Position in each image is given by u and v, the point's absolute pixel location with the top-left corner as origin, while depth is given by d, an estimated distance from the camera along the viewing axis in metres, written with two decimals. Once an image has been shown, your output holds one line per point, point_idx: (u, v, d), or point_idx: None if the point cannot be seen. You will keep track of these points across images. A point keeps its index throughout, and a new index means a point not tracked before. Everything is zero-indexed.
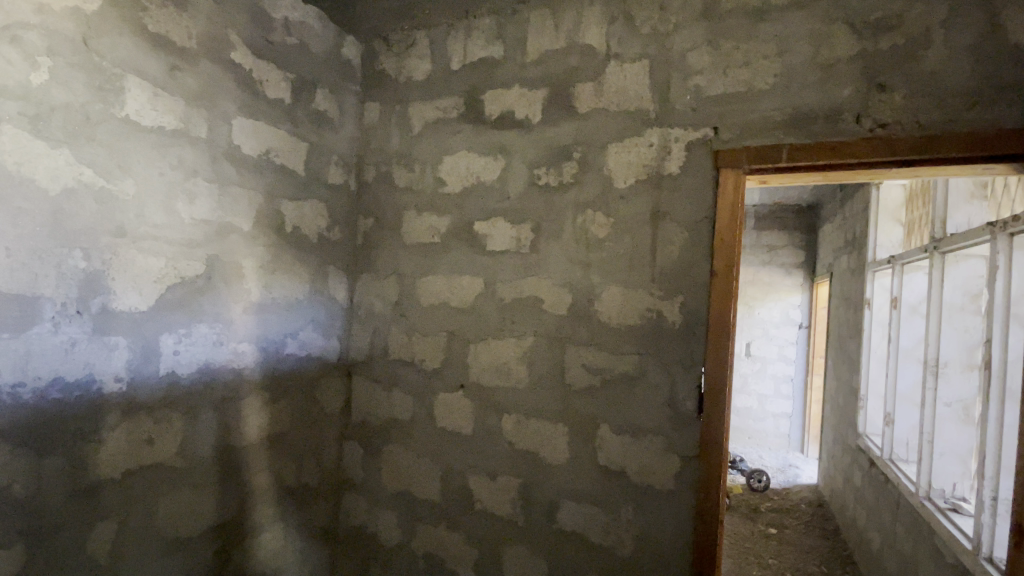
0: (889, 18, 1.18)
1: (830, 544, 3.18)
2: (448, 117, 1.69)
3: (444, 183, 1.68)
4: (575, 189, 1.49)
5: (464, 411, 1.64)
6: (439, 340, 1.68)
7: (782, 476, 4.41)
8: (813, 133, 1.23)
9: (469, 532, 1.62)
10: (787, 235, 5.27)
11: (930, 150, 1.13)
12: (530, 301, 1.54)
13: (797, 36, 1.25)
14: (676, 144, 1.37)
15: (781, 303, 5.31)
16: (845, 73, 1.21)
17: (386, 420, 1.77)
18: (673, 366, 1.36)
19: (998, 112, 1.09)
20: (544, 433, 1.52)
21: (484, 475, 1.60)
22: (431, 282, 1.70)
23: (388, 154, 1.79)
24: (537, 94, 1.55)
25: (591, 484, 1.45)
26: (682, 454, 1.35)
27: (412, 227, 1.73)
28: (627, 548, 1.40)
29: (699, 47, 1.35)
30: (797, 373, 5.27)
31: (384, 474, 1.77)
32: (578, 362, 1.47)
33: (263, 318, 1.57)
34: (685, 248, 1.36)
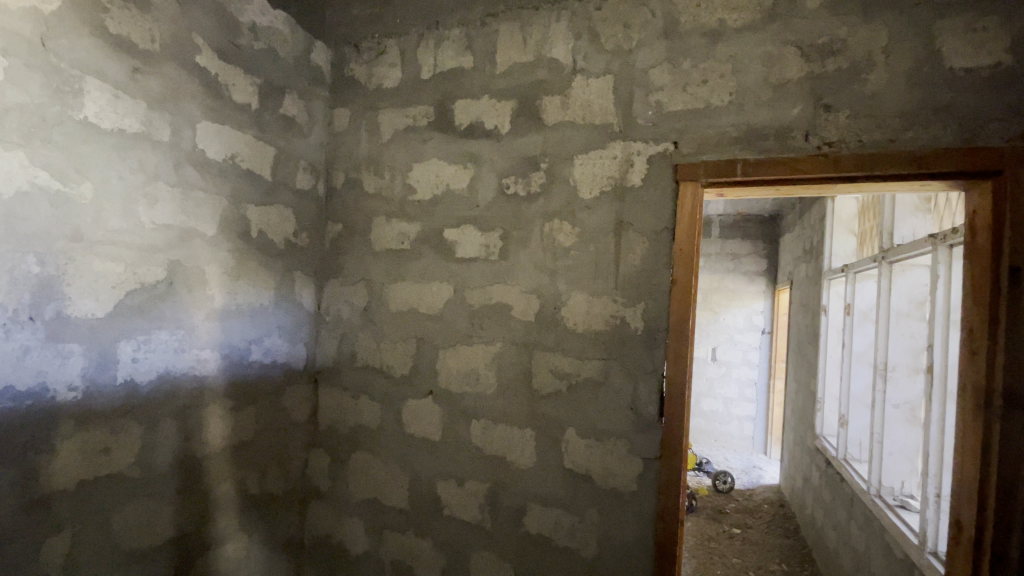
0: (834, 43, 1.25)
1: (790, 542, 3.29)
2: (418, 125, 1.70)
3: (413, 190, 1.70)
4: (542, 198, 1.52)
5: (432, 417, 1.64)
6: (408, 346, 1.68)
7: (746, 478, 4.54)
8: (765, 149, 1.29)
9: (436, 538, 1.62)
10: (750, 244, 5.46)
11: (871, 167, 1.20)
12: (499, 307, 1.57)
13: (751, 57, 1.32)
14: (637, 157, 1.42)
15: (745, 309, 5.48)
16: (794, 93, 1.28)
17: (354, 427, 1.76)
18: (636, 371, 1.40)
19: (933, 133, 1.16)
20: (511, 438, 1.54)
21: (453, 481, 1.61)
22: (400, 288, 1.70)
23: (357, 160, 1.79)
24: (505, 105, 1.58)
25: (557, 488, 1.48)
26: (645, 457, 1.38)
27: (382, 233, 1.74)
28: (593, 550, 1.43)
29: (660, 64, 1.41)
30: (759, 376, 5.42)
31: (350, 482, 1.76)
32: (545, 368, 1.50)
33: (226, 325, 1.54)
34: (647, 257, 1.40)
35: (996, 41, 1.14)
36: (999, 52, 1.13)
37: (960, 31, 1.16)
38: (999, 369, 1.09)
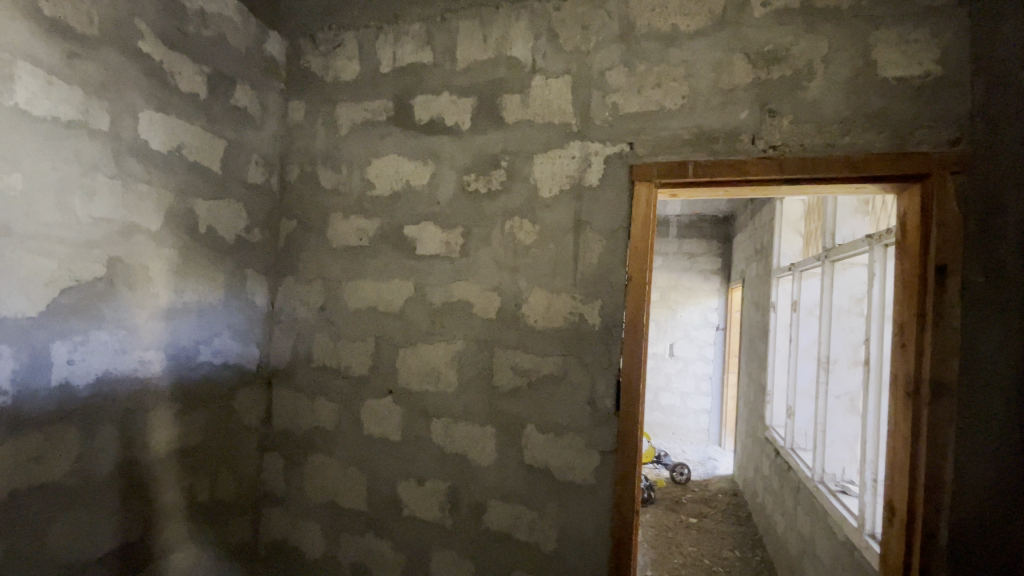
0: (779, 51, 1.31)
1: (743, 529, 3.43)
2: (376, 119, 1.68)
3: (372, 186, 1.67)
4: (503, 196, 1.53)
5: (391, 416, 1.62)
6: (367, 345, 1.65)
7: (702, 469, 4.70)
8: (715, 151, 1.34)
9: (396, 539, 1.60)
10: (706, 243, 5.65)
11: (811, 170, 1.26)
12: (460, 305, 1.56)
13: (702, 62, 1.37)
14: (595, 157, 1.44)
15: (701, 307, 5.67)
16: (742, 98, 1.33)
17: (310, 428, 1.72)
18: (593, 366, 1.43)
19: (868, 138, 1.24)
20: (472, 436, 1.54)
21: (413, 481, 1.59)
22: (359, 286, 1.67)
23: (313, 154, 1.75)
24: (466, 102, 1.58)
25: (517, 483, 1.49)
26: (602, 450, 1.41)
27: (338, 230, 1.70)
28: (553, 544, 1.45)
29: (617, 66, 1.44)
30: (714, 371, 5.62)
31: (307, 484, 1.71)
32: (505, 365, 1.51)
33: (172, 324, 1.47)
34: (604, 254, 1.43)
35: (926, 52, 1.21)
36: (928, 63, 1.21)
37: (894, 42, 1.23)
38: (926, 361, 1.17)
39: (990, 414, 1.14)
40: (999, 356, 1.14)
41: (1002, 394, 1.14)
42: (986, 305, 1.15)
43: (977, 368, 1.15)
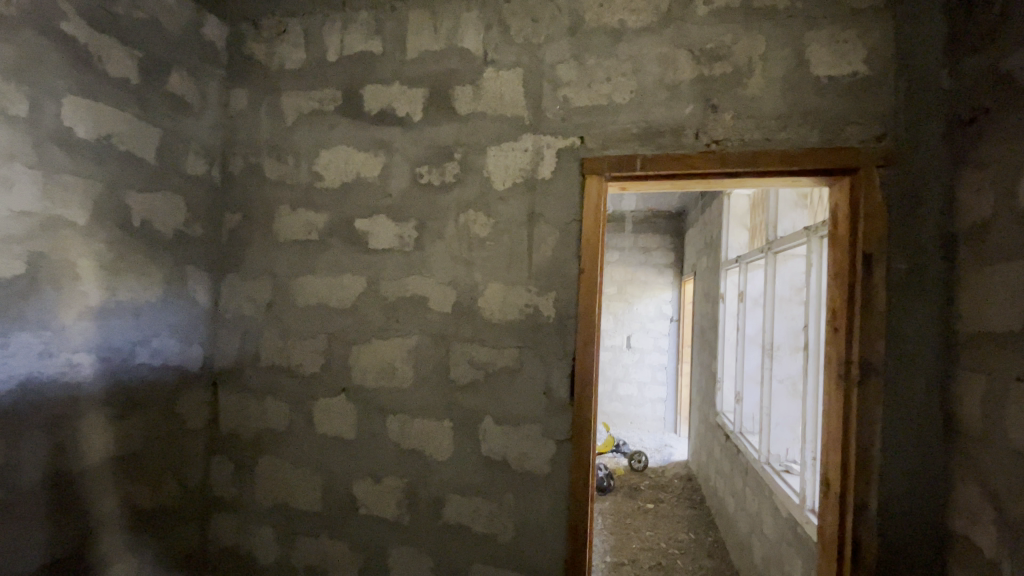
0: (721, 49, 1.36)
1: (697, 512, 3.57)
2: (325, 109, 1.63)
3: (321, 178, 1.62)
4: (457, 188, 1.52)
5: (346, 414, 1.58)
6: (318, 341, 1.61)
7: (658, 456, 4.85)
8: (661, 146, 1.38)
9: (353, 539, 1.57)
10: (660, 238, 5.81)
11: (751, 163, 1.32)
12: (415, 299, 1.54)
13: (649, 58, 1.40)
14: (547, 150, 1.46)
15: (655, 299, 5.83)
16: (687, 94, 1.37)
17: (259, 430, 1.66)
18: (549, 357, 1.45)
19: (803, 134, 1.30)
20: (429, 431, 1.53)
21: (369, 479, 1.56)
22: (309, 281, 1.62)
23: (257, 145, 1.68)
24: (417, 93, 1.55)
25: (475, 476, 1.49)
26: (559, 439, 1.43)
27: (286, 223, 1.64)
28: (511, 534, 1.46)
29: (567, 60, 1.45)
30: (669, 361, 5.80)
31: (258, 488, 1.65)
32: (462, 358, 1.50)
33: (105, 325, 1.39)
34: (558, 246, 1.45)
35: (854, 52, 1.29)
36: (856, 63, 1.28)
37: (826, 42, 1.30)
38: (855, 343, 1.25)
39: (912, 391, 1.23)
40: (920, 337, 1.23)
41: (922, 371, 1.22)
42: (908, 290, 1.23)
43: (900, 348, 1.23)
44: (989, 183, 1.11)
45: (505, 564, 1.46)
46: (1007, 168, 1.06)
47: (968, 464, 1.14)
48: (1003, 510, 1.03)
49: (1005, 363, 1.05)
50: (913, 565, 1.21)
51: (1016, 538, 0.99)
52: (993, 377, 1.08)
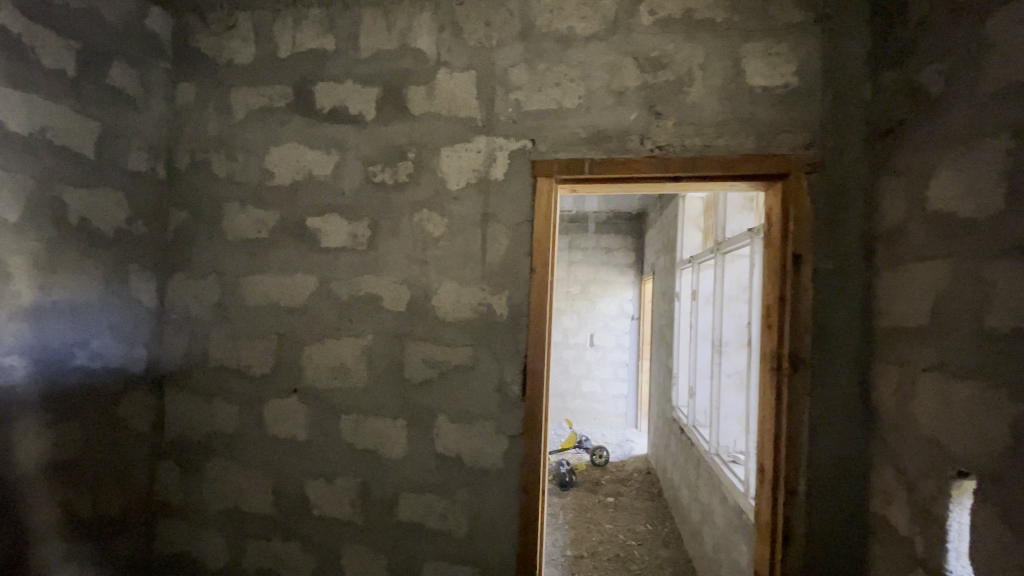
0: (664, 57, 1.42)
1: (655, 503, 3.68)
2: (275, 106, 1.60)
3: (271, 176, 1.60)
4: (410, 188, 1.52)
5: (297, 415, 1.57)
6: (269, 342, 1.59)
7: (619, 451, 4.96)
8: (609, 150, 1.43)
9: (306, 540, 1.56)
10: (622, 238, 5.94)
11: (692, 168, 1.38)
12: (368, 299, 1.54)
13: (596, 64, 1.44)
14: (499, 152, 1.48)
15: (618, 298, 5.96)
16: (633, 100, 1.42)
17: (207, 433, 1.62)
18: (501, 355, 1.47)
19: (739, 141, 1.37)
20: (382, 430, 1.53)
21: (321, 479, 1.55)
22: (259, 281, 1.60)
23: (205, 141, 1.64)
24: (370, 92, 1.55)
25: (428, 473, 1.50)
26: (511, 435, 1.46)
27: (234, 221, 1.61)
28: (464, 529, 1.48)
29: (519, 64, 1.48)
30: (631, 357, 5.93)
31: (207, 492, 1.62)
32: (415, 357, 1.51)
33: (39, 326, 1.33)
34: (510, 246, 1.48)
35: (786, 64, 1.36)
36: (788, 74, 1.36)
37: (760, 54, 1.37)
38: (786, 338, 1.33)
39: (837, 383, 1.31)
40: (843, 332, 1.31)
41: (846, 365, 1.31)
42: (833, 288, 1.32)
43: (826, 343, 1.32)
44: (902, 189, 1.20)
45: (459, 560, 1.48)
46: (917, 175, 1.15)
47: (885, 450, 1.23)
48: (914, 491, 1.11)
49: (915, 356, 1.14)
50: (838, 546, 1.30)
51: (924, 517, 1.08)
52: (906, 368, 1.16)
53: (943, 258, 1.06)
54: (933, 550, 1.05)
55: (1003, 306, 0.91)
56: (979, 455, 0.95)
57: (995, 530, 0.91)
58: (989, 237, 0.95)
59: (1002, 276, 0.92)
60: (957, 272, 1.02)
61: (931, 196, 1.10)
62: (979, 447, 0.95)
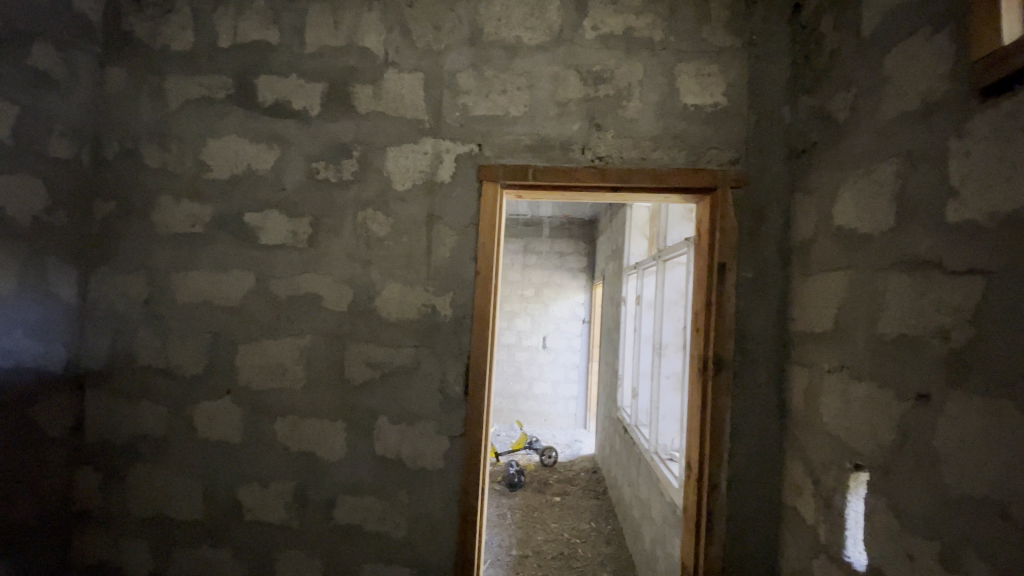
0: (605, 72, 1.48)
1: (600, 502, 3.78)
2: (215, 97, 1.56)
3: (208, 168, 1.55)
4: (354, 187, 1.52)
5: (231, 417, 1.52)
6: (202, 341, 1.54)
7: (568, 451, 5.06)
8: (551, 158, 1.47)
9: (237, 546, 1.51)
10: (575, 244, 6.07)
11: (629, 179, 1.44)
12: (308, 298, 1.52)
13: (542, 74, 1.49)
14: (445, 155, 1.50)
15: (570, 302, 6.08)
16: (575, 111, 1.48)
17: (132, 436, 1.55)
18: (444, 356, 1.49)
19: (672, 155, 1.45)
20: (319, 432, 1.51)
21: (255, 483, 1.51)
22: (192, 277, 1.54)
23: (136, 130, 1.57)
24: (315, 88, 1.53)
25: (367, 476, 1.49)
26: (452, 435, 1.48)
27: (166, 214, 1.55)
28: (403, 530, 1.48)
29: (466, 69, 1.51)
30: (581, 360, 6.05)
31: (130, 498, 1.54)
32: (356, 358, 1.50)
33: None
34: (455, 248, 1.49)
35: (716, 85, 1.46)
36: (718, 95, 1.45)
37: (693, 74, 1.46)
38: (711, 342, 1.41)
39: (756, 384, 1.41)
40: (762, 337, 1.41)
41: (764, 367, 1.41)
42: (753, 296, 1.41)
43: (746, 347, 1.41)
44: (814, 206, 1.30)
45: (397, 561, 1.48)
46: (826, 194, 1.26)
47: (796, 447, 1.33)
48: (819, 483, 1.21)
49: (821, 359, 1.24)
50: (755, 536, 1.39)
51: (827, 507, 1.18)
52: (814, 370, 1.27)
53: (846, 270, 1.16)
54: (834, 538, 1.15)
55: (892, 314, 1.02)
56: (872, 448, 1.05)
57: (885, 517, 1.01)
58: (883, 252, 1.05)
59: (892, 288, 1.02)
60: (856, 283, 1.13)
61: (837, 213, 1.21)
62: (871, 442, 1.05)
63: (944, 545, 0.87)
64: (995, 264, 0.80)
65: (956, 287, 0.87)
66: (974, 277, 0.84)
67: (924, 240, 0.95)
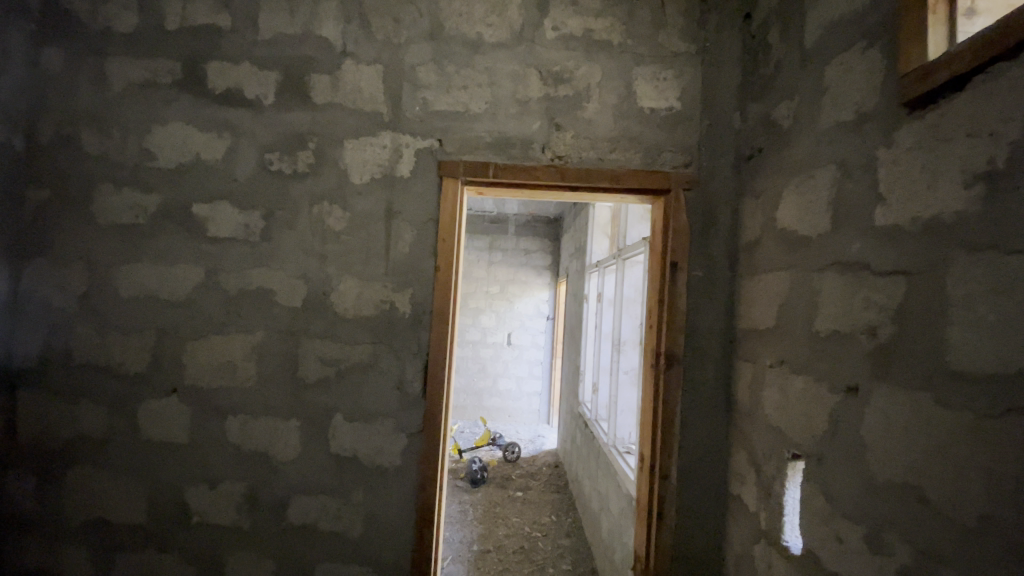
0: (565, 72, 1.50)
1: (561, 495, 3.84)
2: (161, 82, 1.49)
3: (153, 157, 1.48)
4: (309, 179, 1.48)
5: (177, 416, 1.47)
6: (146, 337, 1.47)
7: (531, 446, 5.11)
8: (511, 156, 1.48)
9: (183, 550, 1.46)
10: (540, 241, 6.12)
11: (587, 179, 1.47)
12: (260, 293, 1.48)
13: (502, 72, 1.50)
14: (405, 149, 1.49)
15: (534, 299, 6.13)
16: (535, 110, 1.49)
17: (69, 438, 1.47)
18: (402, 352, 1.48)
19: (629, 156, 1.49)
20: (271, 431, 1.47)
21: (204, 485, 1.46)
22: (135, 271, 1.47)
23: (74, 113, 1.48)
24: (269, 76, 1.49)
25: (321, 474, 1.47)
26: (410, 432, 1.47)
27: (107, 204, 1.47)
28: (359, 529, 1.46)
29: (426, 63, 1.50)
30: (545, 356, 6.11)
31: (67, 504, 1.47)
32: (311, 355, 1.47)
33: None
34: (414, 244, 1.49)
35: (671, 90, 1.50)
36: (672, 99, 1.50)
37: (649, 78, 1.50)
38: (663, 338, 1.46)
39: (705, 379, 1.46)
40: (711, 334, 1.47)
41: (713, 363, 1.47)
42: (703, 294, 1.47)
43: (696, 343, 1.47)
44: (760, 209, 1.36)
45: (352, 560, 1.46)
46: (771, 197, 1.32)
47: (741, 439, 1.39)
48: (761, 473, 1.28)
49: (764, 355, 1.30)
50: (703, 525, 1.45)
51: (768, 496, 1.24)
52: (757, 365, 1.33)
53: (787, 270, 1.23)
54: (773, 525, 1.21)
55: (826, 312, 1.08)
56: (808, 439, 1.11)
57: (818, 503, 1.07)
58: (819, 253, 1.11)
59: (827, 288, 1.09)
60: (796, 282, 1.19)
61: (781, 216, 1.27)
62: (808, 433, 1.11)
63: (870, 527, 0.93)
64: (916, 266, 0.87)
65: (882, 287, 0.94)
66: (897, 277, 0.91)
67: (856, 242, 1.01)
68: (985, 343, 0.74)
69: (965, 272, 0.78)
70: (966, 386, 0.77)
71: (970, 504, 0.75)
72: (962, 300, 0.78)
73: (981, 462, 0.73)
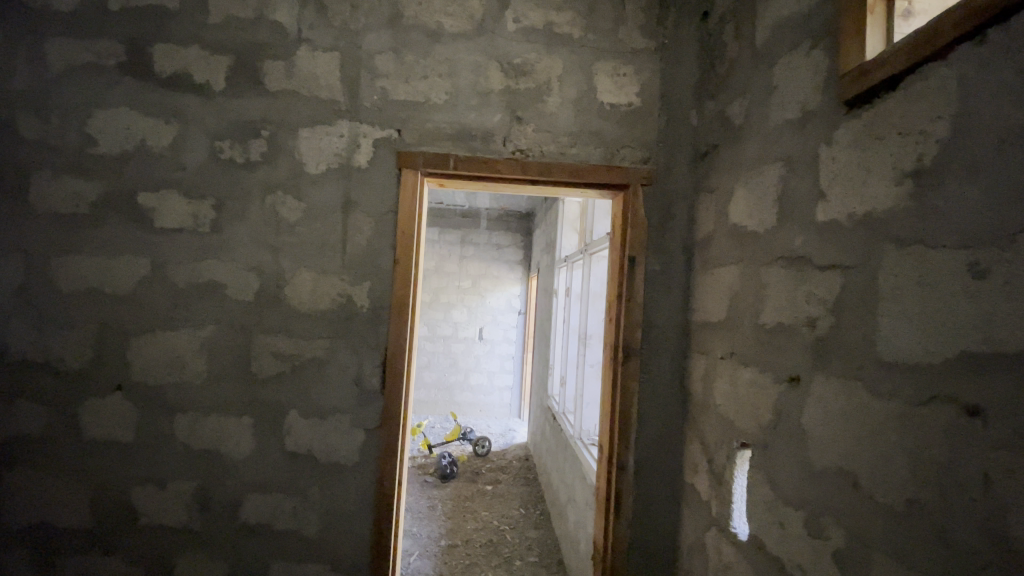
0: (526, 64, 1.49)
1: (531, 488, 3.87)
2: (103, 64, 1.42)
3: (95, 143, 1.41)
4: (262, 168, 1.44)
5: (122, 413, 1.41)
6: (88, 331, 1.41)
7: (502, 441, 5.13)
8: (472, 148, 1.47)
9: (130, 552, 1.41)
10: (512, 236, 6.13)
11: (548, 172, 1.47)
12: (211, 286, 1.43)
13: (463, 62, 1.48)
14: (363, 139, 1.46)
15: (506, 293, 6.13)
16: (496, 102, 1.48)
17: (4, 438, 1.40)
18: (360, 346, 1.46)
19: (589, 150, 1.49)
20: (223, 427, 1.43)
21: (151, 484, 1.42)
22: (76, 262, 1.41)
23: (7, 95, 1.40)
24: (220, 61, 1.44)
25: (276, 471, 1.44)
26: (367, 427, 1.46)
27: (45, 191, 1.40)
28: (315, 526, 1.44)
29: (385, 52, 1.47)
30: (517, 351, 6.13)
31: (3, 506, 1.40)
32: (265, 349, 1.44)
33: None
34: (372, 237, 1.46)
35: (631, 85, 1.51)
36: (632, 94, 1.51)
37: (609, 73, 1.51)
38: (622, 331, 1.48)
39: (661, 371, 1.49)
40: (668, 327, 1.49)
41: (670, 356, 1.49)
42: (660, 288, 1.49)
43: (654, 336, 1.49)
44: (714, 204, 1.39)
45: (308, 557, 1.44)
46: (724, 193, 1.35)
47: (695, 429, 1.42)
48: (713, 462, 1.31)
49: (717, 347, 1.33)
50: (658, 514, 1.48)
51: (719, 484, 1.27)
52: (710, 357, 1.36)
53: (738, 264, 1.25)
54: (723, 512, 1.24)
55: (772, 306, 1.11)
56: (754, 429, 1.14)
57: (762, 491, 1.10)
58: (766, 248, 1.14)
59: (772, 282, 1.12)
60: (745, 276, 1.22)
61: (733, 212, 1.29)
62: (754, 423, 1.14)
63: (808, 513, 0.96)
64: (852, 260, 0.90)
65: (821, 281, 0.97)
66: (835, 271, 0.94)
67: (799, 237, 1.04)
68: (912, 333, 0.77)
69: (896, 265, 0.81)
70: (894, 374, 0.80)
71: (897, 488, 0.78)
72: (892, 292, 0.81)
73: (907, 447, 0.77)
